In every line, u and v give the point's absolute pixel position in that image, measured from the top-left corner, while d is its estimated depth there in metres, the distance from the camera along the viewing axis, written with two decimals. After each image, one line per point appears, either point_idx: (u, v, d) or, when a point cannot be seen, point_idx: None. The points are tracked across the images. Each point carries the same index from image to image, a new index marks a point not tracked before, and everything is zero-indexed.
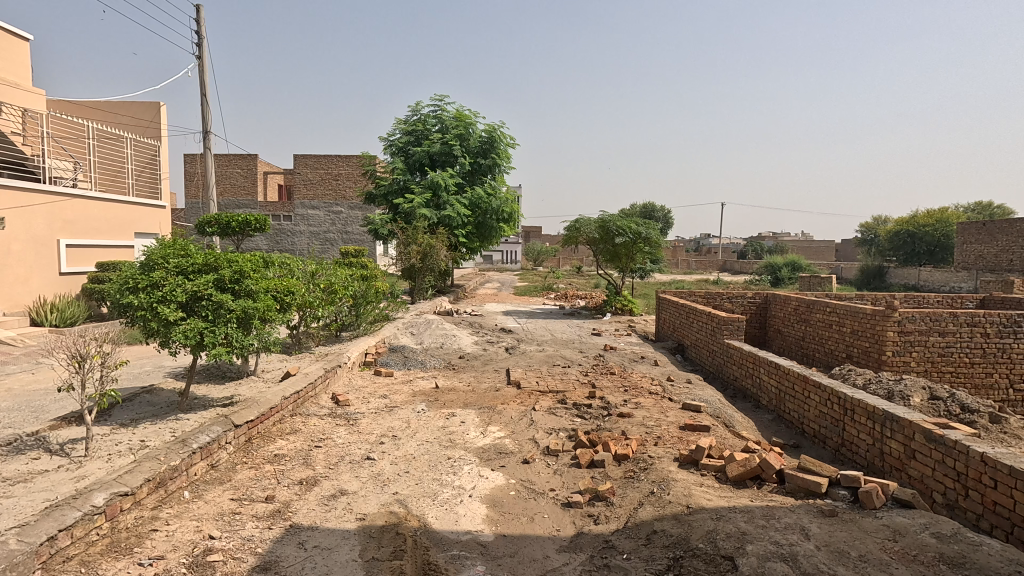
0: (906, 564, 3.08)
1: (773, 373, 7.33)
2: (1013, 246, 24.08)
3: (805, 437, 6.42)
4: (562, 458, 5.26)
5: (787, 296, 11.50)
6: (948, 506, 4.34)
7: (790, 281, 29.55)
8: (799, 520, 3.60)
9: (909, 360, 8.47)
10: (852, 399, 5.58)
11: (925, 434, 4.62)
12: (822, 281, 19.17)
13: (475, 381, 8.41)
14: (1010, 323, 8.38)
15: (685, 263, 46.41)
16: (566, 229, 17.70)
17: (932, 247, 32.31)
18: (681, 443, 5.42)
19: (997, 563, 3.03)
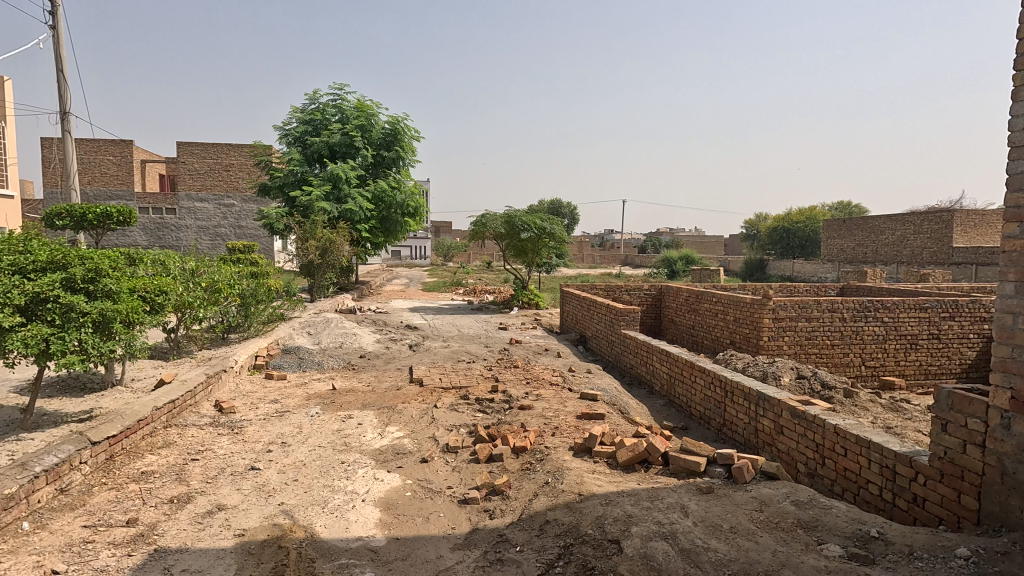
0: (769, 531, 3.35)
1: (664, 360, 7.76)
2: (866, 241, 27.31)
3: (691, 419, 6.86)
4: (461, 454, 5.21)
5: (678, 288, 12.25)
6: (809, 475, 4.80)
7: (684, 273, 31.60)
8: (680, 499, 3.81)
9: (782, 344, 9.32)
10: (731, 382, 6.03)
11: (790, 411, 5.07)
12: (710, 274, 20.59)
13: (376, 381, 8.15)
14: (862, 308, 9.42)
15: (590, 258, 48.21)
16: (472, 224, 17.63)
17: (803, 242, 35.98)
18: (577, 433, 5.58)
19: (843, 524, 3.40)
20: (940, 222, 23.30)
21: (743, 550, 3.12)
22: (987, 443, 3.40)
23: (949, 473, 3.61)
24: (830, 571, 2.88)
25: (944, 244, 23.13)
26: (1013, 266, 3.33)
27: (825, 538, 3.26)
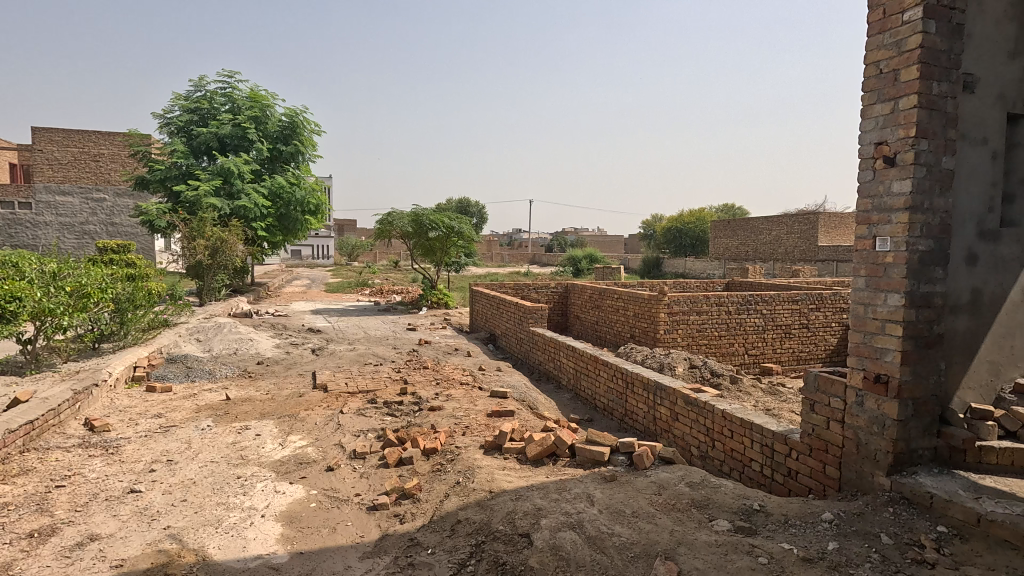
0: (666, 512, 3.59)
1: (570, 356, 8.02)
2: (747, 240, 29.97)
3: (596, 412, 7.16)
4: (370, 460, 5.07)
5: (582, 286, 12.73)
6: (701, 457, 5.19)
7: (588, 271, 32.82)
8: (586, 489, 3.97)
9: (676, 337, 9.98)
10: (632, 374, 6.36)
11: (684, 399, 5.45)
12: (612, 272, 21.55)
13: (275, 388, 7.69)
14: (745, 302, 10.32)
15: (498, 257, 48.74)
16: (378, 222, 17.18)
17: (694, 242, 38.74)
18: (487, 431, 5.62)
19: (730, 500, 3.72)
20: (807, 223, 26.13)
21: (644, 532, 3.31)
22: (846, 419, 3.86)
23: (816, 448, 4.06)
24: (719, 544, 3.14)
25: (810, 244, 25.96)
26: (864, 263, 3.80)
27: (715, 515, 3.55)
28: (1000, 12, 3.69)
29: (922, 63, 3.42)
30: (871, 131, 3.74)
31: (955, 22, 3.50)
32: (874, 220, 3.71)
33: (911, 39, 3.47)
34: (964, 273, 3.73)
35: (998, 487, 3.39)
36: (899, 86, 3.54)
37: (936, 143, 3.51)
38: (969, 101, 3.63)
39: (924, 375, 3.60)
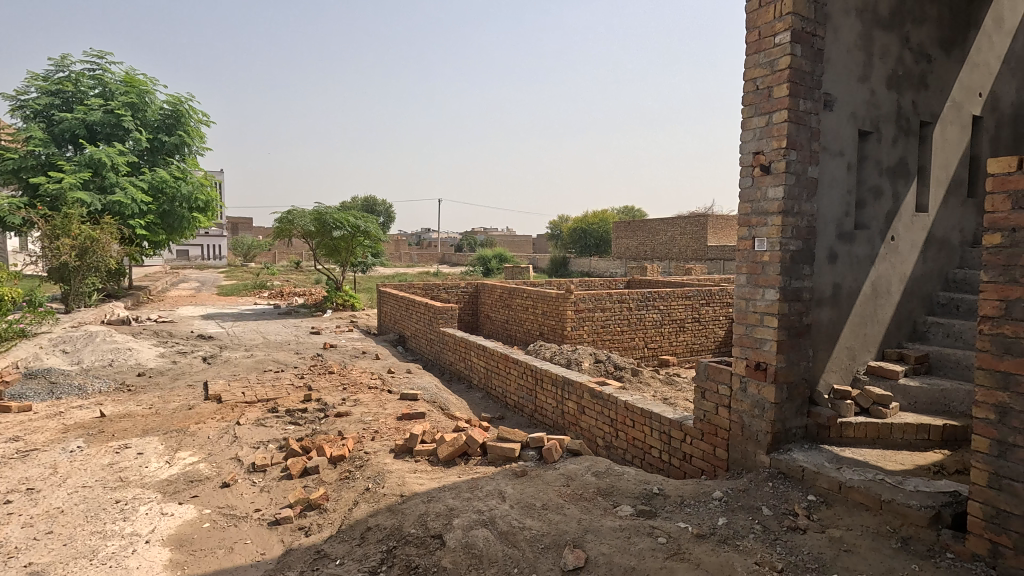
0: (574, 502, 3.73)
1: (481, 355, 8.07)
2: (646, 240, 31.74)
3: (507, 409, 7.26)
4: (271, 472, 4.79)
5: (492, 285, 12.86)
6: (607, 447, 5.44)
7: (498, 271, 33.11)
8: (498, 486, 4.02)
9: (582, 333, 10.38)
10: (541, 371, 6.52)
11: (590, 392, 5.67)
12: (521, 271, 21.89)
13: (160, 402, 7.03)
14: (644, 298, 10.94)
15: (406, 257, 47.81)
16: (277, 220, 16.30)
17: (597, 242, 40.38)
18: (397, 434, 5.52)
19: (632, 487, 3.93)
20: (698, 225, 28.16)
21: (553, 523, 3.42)
22: (732, 404, 4.23)
23: (707, 432, 4.41)
24: (623, 529, 3.32)
25: (701, 243, 28.04)
26: (746, 262, 4.18)
27: (619, 501, 3.74)
28: (852, 41, 4.21)
29: (791, 81, 3.81)
30: (751, 141, 4.11)
31: (816, 47, 3.95)
32: (753, 222, 4.09)
33: (781, 59, 3.86)
34: (826, 269, 4.22)
35: (856, 457, 3.87)
36: (772, 101, 3.92)
37: (803, 155, 3.94)
38: (828, 118, 4.11)
39: (796, 361, 4.02)
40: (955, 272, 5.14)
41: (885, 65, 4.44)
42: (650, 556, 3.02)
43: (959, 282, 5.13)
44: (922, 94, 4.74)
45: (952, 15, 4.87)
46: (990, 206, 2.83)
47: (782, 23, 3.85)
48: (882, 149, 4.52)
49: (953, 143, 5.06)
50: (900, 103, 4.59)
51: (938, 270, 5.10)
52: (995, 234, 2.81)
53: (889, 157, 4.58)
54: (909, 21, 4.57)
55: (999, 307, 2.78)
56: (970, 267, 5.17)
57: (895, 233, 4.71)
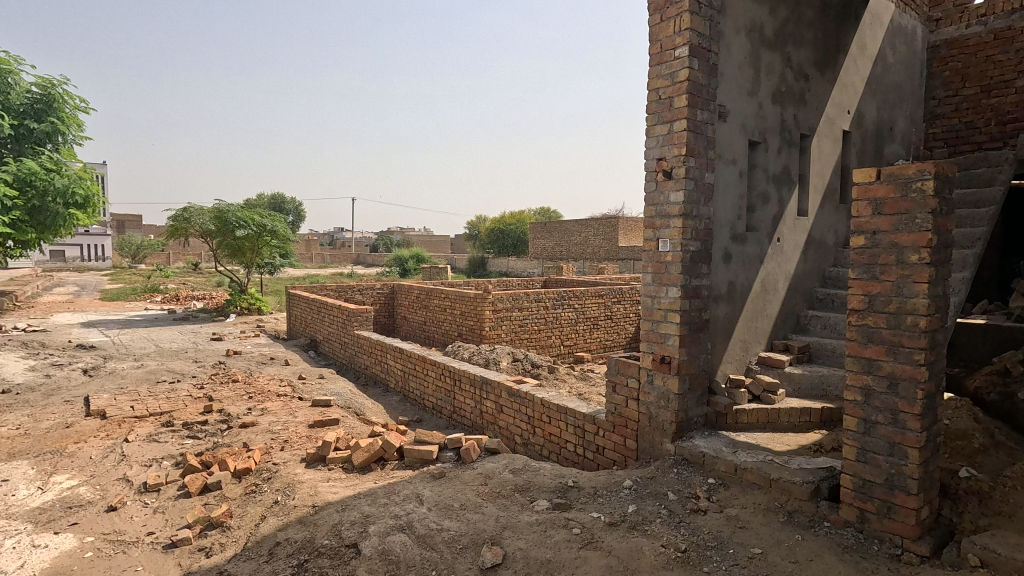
0: (492, 501, 3.77)
1: (397, 358, 7.91)
2: (561, 241, 32.56)
3: (426, 411, 7.18)
4: (166, 491, 4.42)
5: (409, 286, 12.66)
6: (525, 444, 5.54)
7: (416, 271, 32.56)
8: (415, 489, 3.97)
9: (500, 332, 10.49)
10: (459, 372, 6.51)
11: (508, 391, 5.74)
12: (439, 271, 21.68)
13: (31, 421, 6.26)
14: (560, 297, 11.21)
15: (318, 257, 45.79)
16: (171, 218, 15.09)
17: (515, 242, 40.88)
18: (308, 443, 5.29)
19: (549, 481, 4.04)
20: (610, 226, 29.32)
21: (471, 523, 3.43)
22: (640, 396, 4.45)
23: (618, 424, 4.61)
24: (539, 523, 3.40)
25: (613, 244, 29.25)
26: (650, 261, 4.40)
27: (535, 496, 3.82)
28: (742, 58, 4.58)
29: (689, 93, 4.08)
30: (654, 148, 4.34)
31: (711, 61, 4.25)
32: (657, 224, 4.33)
33: (681, 71, 4.12)
34: (722, 268, 4.56)
35: (749, 441, 4.22)
36: (673, 111, 4.18)
37: (701, 161, 4.23)
38: (722, 128, 4.44)
39: (696, 354, 4.31)
40: (830, 270, 5.74)
41: (771, 82, 4.87)
42: (566, 547, 3.11)
43: (834, 279, 5.73)
44: (801, 109, 5.24)
45: (825, 39, 5.42)
46: (855, 212, 3.19)
47: (681, 38, 4.10)
48: (769, 158, 4.95)
49: (828, 154, 5.65)
50: (783, 117, 5.06)
51: (816, 268, 5.67)
52: (859, 236, 3.17)
53: (775, 165, 5.03)
54: (790, 44, 5.04)
55: (863, 301, 3.14)
56: (842, 266, 5.80)
57: (780, 235, 5.18)
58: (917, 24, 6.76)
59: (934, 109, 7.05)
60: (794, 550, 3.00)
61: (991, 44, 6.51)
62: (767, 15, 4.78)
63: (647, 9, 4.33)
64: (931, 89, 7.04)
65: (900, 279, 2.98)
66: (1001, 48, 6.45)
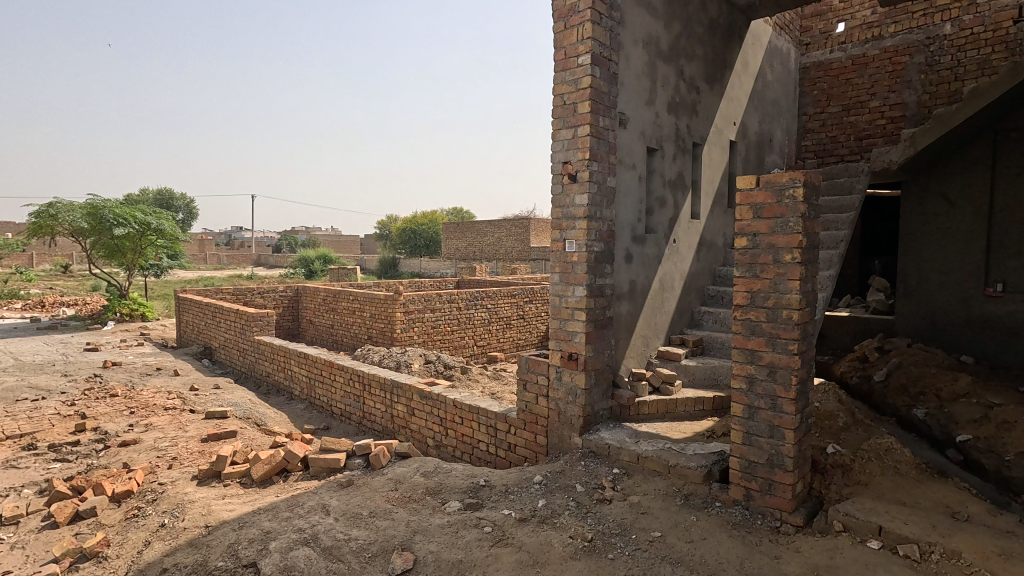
0: (402, 506, 3.70)
1: (302, 363, 7.53)
2: (474, 241, 32.57)
3: (333, 418, 6.91)
4: (27, 523, 3.91)
5: (315, 289, 12.12)
6: (438, 446, 5.49)
7: (323, 273, 31.15)
8: (321, 500, 3.81)
9: (412, 334, 10.34)
10: (368, 375, 6.31)
11: (419, 393, 5.65)
12: (348, 272, 20.90)
13: None
14: (473, 297, 11.19)
15: (213, 258, 42.48)
16: (34, 214, 13.38)
17: (427, 242, 40.38)
18: (201, 458, 4.91)
19: (460, 482, 4.03)
20: (522, 227, 29.78)
21: (381, 530, 3.35)
22: (549, 393, 4.57)
23: (529, 421, 4.70)
24: (451, 524, 3.39)
25: (525, 244, 29.74)
26: (557, 261, 4.53)
27: (447, 498, 3.81)
28: (639, 68, 4.83)
29: (591, 99, 4.25)
30: (560, 151, 4.47)
31: (612, 70, 4.45)
32: (563, 226, 4.46)
33: (584, 78, 4.27)
34: (624, 267, 4.80)
35: (650, 431, 4.46)
36: (577, 116, 4.32)
37: (603, 166, 4.42)
38: (623, 134, 4.67)
39: (601, 351, 4.49)
40: (720, 269, 6.22)
41: (666, 93, 5.19)
42: (477, 547, 3.13)
43: (723, 277, 6.21)
44: (693, 119, 5.63)
45: (714, 56, 5.86)
46: (738, 215, 3.47)
47: (583, 46, 4.25)
48: (666, 164, 5.27)
49: (717, 162, 6.11)
50: (678, 126, 5.40)
51: (708, 268, 6.12)
52: (742, 238, 3.46)
53: (671, 171, 5.37)
54: (683, 57, 5.39)
55: (746, 297, 3.43)
56: (729, 265, 6.30)
57: (676, 237, 5.53)
58: (791, 46, 7.49)
59: (805, 123, 7.84)
60: (689, 531, 3.22)
61: (850, 67, 7.34)
62: (662, 29, 5.08)
63: (552, 15, 4.45)
64: (803, 106, 7.82)
65: (776, 277, 3.29)
66: (858, 71, 7.29)
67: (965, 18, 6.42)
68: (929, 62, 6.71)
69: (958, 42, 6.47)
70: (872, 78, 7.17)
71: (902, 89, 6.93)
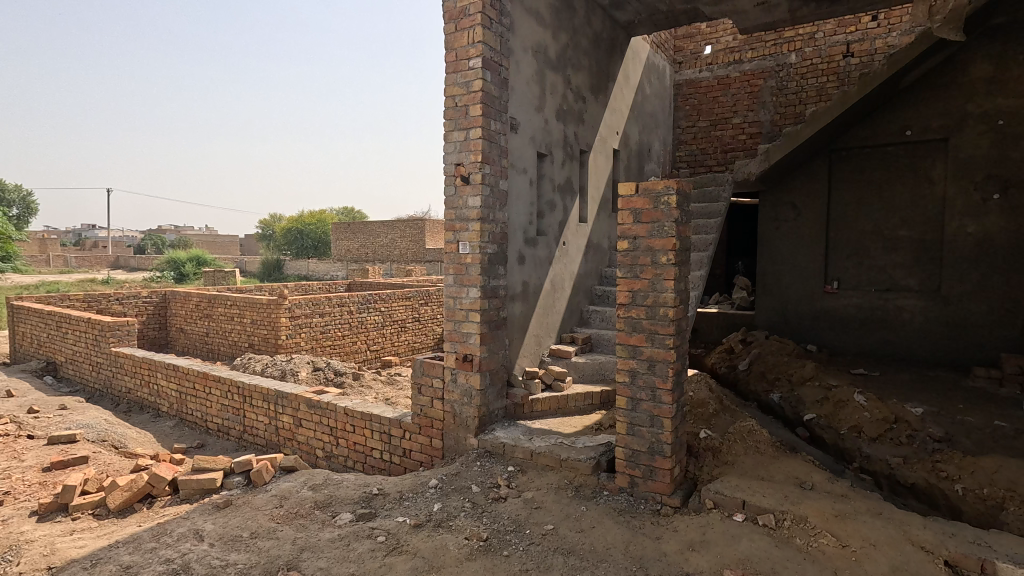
0: (288, 523, 3.48)
1: (171, 376, 6.82)
2: (366, 242, 31.44)
3: (209, 435, 6.34)
4: None
5: (186, 294, 11.05)
6: (328, 457, 5.25)
7: (196, 276, 28.44)
8: (193, 525, 3.47)
9: (299, 341, 9.79)
10: (249, 387, 5.85)
11: (307, 403, 5.34)
12: (226, 276, 19.23)
13: None
14: (365, 301, 10.76)
15: (58, 258, 37.07)
16: None
17: (315, 243, 38.42)
18: (43, 491, 4.27)
19: (352, 492, 3.88)
20: (416, 228, 29.27)
21: (264, 551, 3.13)
22: (444, 395, 4.55)
23: (424, 425, 4.64)
24: (342, 537, 3.25)
25: (419, 246, 29.27)
26: (451, 263, 4.51)
27: (338, 510, 3.64)
28: (529, 75, 4.96)
29: (483, 103, 4.29)
30: (452, 153, 4.46)
31: (502, 75, 4.53)
32: (457, 227, 4.46)
33: (475, 82, 4.30)
34: (516, 269, 4.90)
35: (543, 427, 4.60)
36: (469, 118, 4.34)
37: (495, 169, 4.47)
38: (514, 138, 4.77)
39: (495, 351, 4.54)
40: (605, 270, 6.57)
41: (554, 100, 5.38)
42: (370, 558, 3.03)
43: (608, 278, 6.57)
44: (580, 127, 5.90)
45: (598, 67, 6.17)
46: (620, 220, 3.68)
47: (474, 50, 4.29)
48: (555, 169, 5.47)
49: (602, 169, 6.45)
50: (566, 133, 5.63)
51: (595, 269, 6.44)
52: (624, 241, 3.68)
53: (559, 176, 5.57)
54: (570, 68, 5.62)
55: (628, 296, 3.66)
56: (614, 267, 6.68)
57: (565, 239, 5.76)
58: (666, 64, 8.10)
59: (679, 136, 8.51)
60: (579, 521, 3.36)
61: (716, 87, 8.11)
62: (550, 39, 5.26)
63: (443, 16, 4.44)
64: (677, 119, 8.49)
65: (654, 277, 3.54)
66: (723, 91, 8.06)
67: (806, 50, 7.39)
68: (779, 87, 7.62)
69: (802, 71, 7.43)
70: (734, 97, 7.96)
71: (759, 109, 7.78)
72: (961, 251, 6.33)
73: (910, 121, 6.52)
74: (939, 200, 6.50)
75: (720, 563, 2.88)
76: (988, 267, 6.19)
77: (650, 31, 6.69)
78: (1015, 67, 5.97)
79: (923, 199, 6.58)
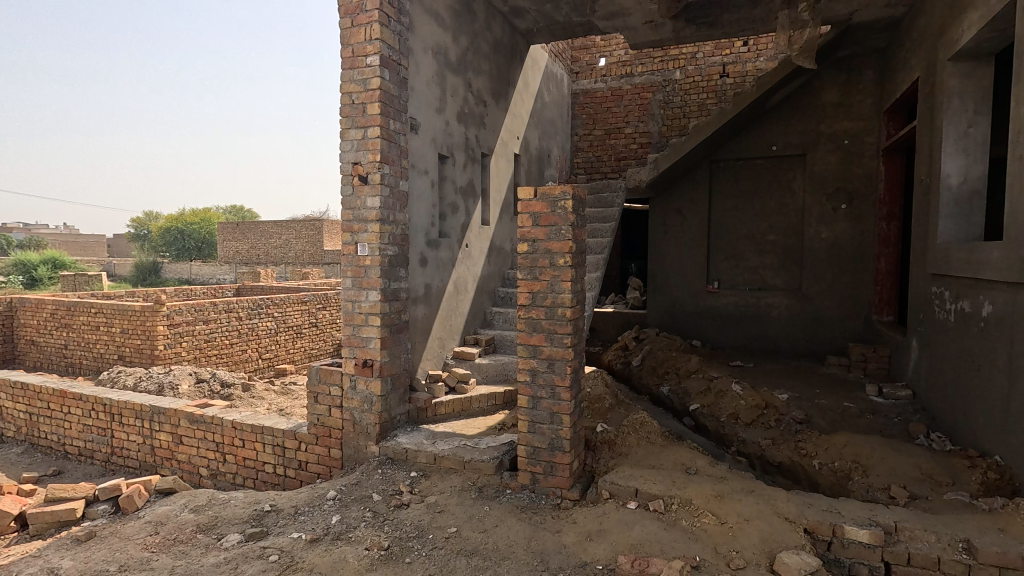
0: (166, 550, 3.18)
1: (18, 396, 5.95)
2: (257, 243, 29.38)
3: (68, 460, 5.61)
4: None
5: (38, 301, 9.70)
6: (213, 476, 4.85)
7: (52, 282, 25.08)
8: (47, 563, 3.06)
9: (179, 351, 8.96)
10: (118, 404, 5.26)
11: (188, 419, 4.89)
12: (89, 280, 17.06)
13: None
14: (256, 306, 10.05)
15: None
16: None
17: (199, 244, 35.39)
18: None
19: (240, 511, 3.62)
20: (314, 229, 27.86)
21: None
22: (343, 403, 4.38)
23: (321, 435, 4.44)
24: (229, 560, 3.03)
25: (317, 248, 27.87)
26: (349, 264, 4.35)
27: (224, 532, 3.38)
28: (429, 76, 4.92)
29: (381, 102, 4.19)
30: (349, 151, 4.32)
31: (401, 75, 4.46)
32: (355, 228, 4.32)
33: (373, 80, 4.20)
34: (418, 271, 4.84)
35: (446, 430, 4.58)
36: (367, 117, 4.23)
37: (395, 169, 4.39)
38: (414, 139, 4.71)
39: (397, 355, 4.45)
40: (507, 271, 6.67)
41: (455, 102, 5.39)
42: None
43: (510, 279, 6.68)
44: (481, 130, 5.95)
45: (498, 72, 6.26)
46: (521, 223, 3.76)
47: (372, 47, 4.18)
48: (456, 171, 5.47)
49: (503, 172, 6.55)
50: (467, 135, 5.65)
51: (497, 271, 6.52)
52: (524, 244, 3.76)
53: (461, 178, 5.58)
54: (470, 71, 5.65)
55: (528, 297, 3.74)
56: (516, 269, 6.80)
57: (468, 241, 5.77)
58: (564, 73, 8.39)
59: (577, 143, 8.86)
60: (482, 521, 3.39)
61: (610, 97, 8.54)
62: (450, 41, 5.26)
63: (338, 10, 4.28)
64: (574, 127, 8.82)
65: (553, 278, 3.66)
66: (616, 101, 8.50)
67: (688, 68, 8.02)
68: (666, 100, 8.18)
69: (685, 87, 8.04)
70: (626, 108, 8.43)
71: (648, 120, 8.30)
72: (817, 253, 7.17)
73: (776, 137, 7.29)
74: (799, 208, 7.32)
75: (615, 550, 3.03)
76: (839, 268, 7.06)
77: (548, 41, 6.90)
78: (856, 95, 6.88)
79: (787, 207, 7.38)
